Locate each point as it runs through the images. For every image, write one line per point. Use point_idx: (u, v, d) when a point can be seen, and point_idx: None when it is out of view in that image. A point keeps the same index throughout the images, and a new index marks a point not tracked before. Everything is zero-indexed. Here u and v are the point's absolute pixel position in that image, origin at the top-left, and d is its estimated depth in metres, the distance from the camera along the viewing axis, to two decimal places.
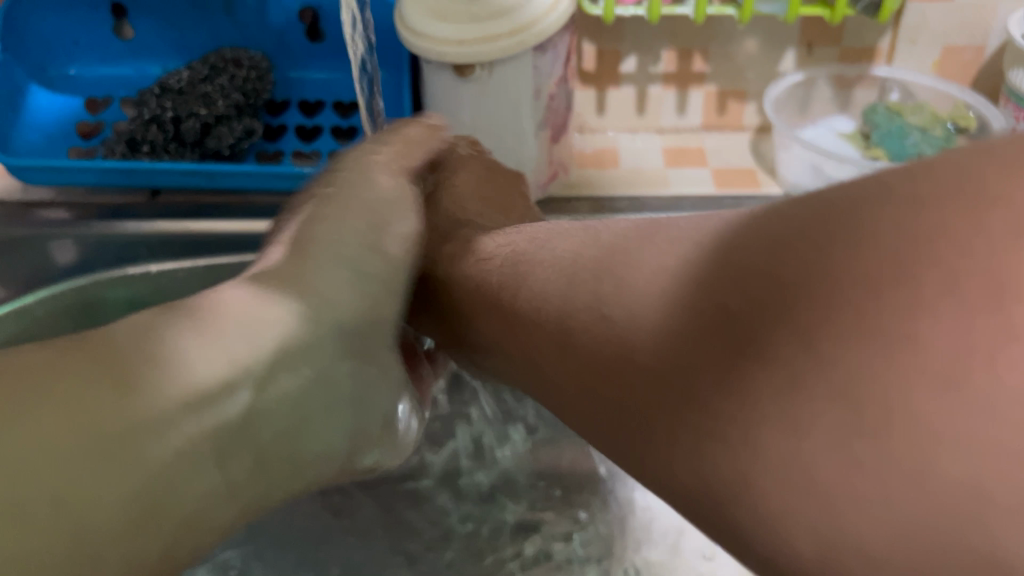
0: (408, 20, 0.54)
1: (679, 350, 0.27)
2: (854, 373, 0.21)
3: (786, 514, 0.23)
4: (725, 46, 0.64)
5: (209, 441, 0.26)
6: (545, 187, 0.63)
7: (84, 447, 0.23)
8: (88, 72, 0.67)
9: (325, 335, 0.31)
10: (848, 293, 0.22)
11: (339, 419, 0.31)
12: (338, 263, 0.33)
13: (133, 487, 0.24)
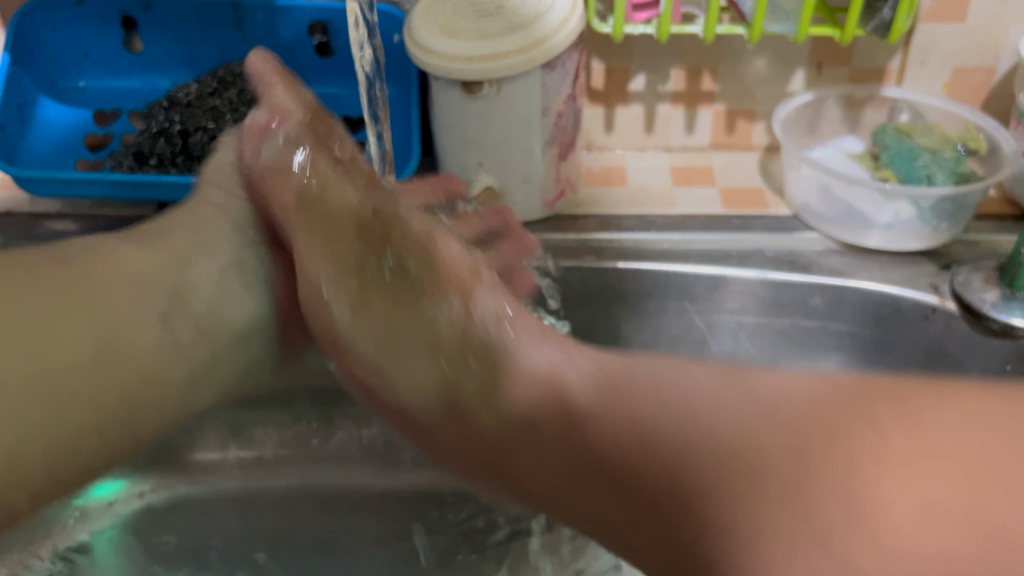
0: (417, 37, 0.54)
1: (731, 480, 0.30)
2: (839, 503, 0.27)
3: (717, 528, 0.29)
4: (734, 66, 0.64)
5: (116, 334, 0.48)
6: (553, 206, 0.62)
7: (95, 331, 0.47)
8: (96, 85, 0.67)
9: (126, 301, 0.49)
10: (871, 447, 0.28)
11: (123, 362, 0.48)
12: (113, 259, 0.50)
13: (103, 371, 0.47)
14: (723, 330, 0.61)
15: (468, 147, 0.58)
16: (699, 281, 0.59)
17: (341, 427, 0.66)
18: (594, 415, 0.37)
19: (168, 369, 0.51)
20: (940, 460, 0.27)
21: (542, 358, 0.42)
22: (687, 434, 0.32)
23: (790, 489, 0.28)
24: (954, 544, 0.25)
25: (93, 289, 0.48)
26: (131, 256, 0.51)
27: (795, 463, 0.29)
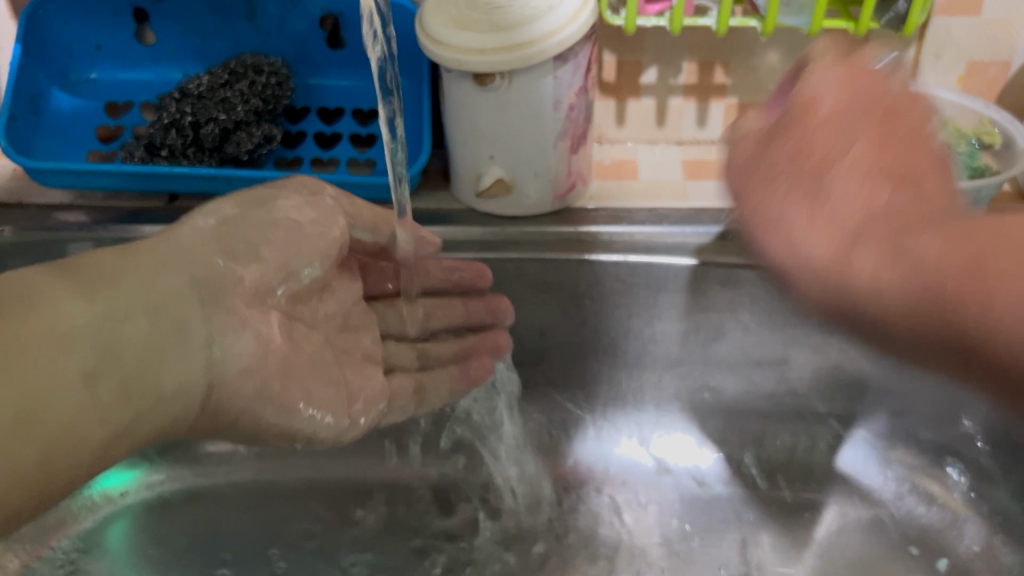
0: (429, 29, 0.54)
1: (868, 263, 0.32)
2: (849, 219, 0.34)
3: (851, 305, 0.33)
4: (747, 59, 0.64)
5: (43, 394, 0.38)
6: (564, 199, 0.61)
7: (14, 393, 0.37)
8: (108, 76, 0.67)
9: (54, 348, 0.39)
10: (845, 196, 0.34)
11: (38, 423, 0.37)
12: (54, 304, 0.40)
13: (32, 440, 0.37)
14: (734, 323, 0.60)
15: (479, 140, 0.58)
16: (711, 275, 0.58)
17: None
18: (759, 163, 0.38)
19: (91, 434, 0.39)
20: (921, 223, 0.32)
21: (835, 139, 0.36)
22: (845, 205, 0.34)
23: (902, 183, 0.35)
24: (932, 303, 0.30)
25: (10, 350, 0.37)
26: (63, 305, 0.40)
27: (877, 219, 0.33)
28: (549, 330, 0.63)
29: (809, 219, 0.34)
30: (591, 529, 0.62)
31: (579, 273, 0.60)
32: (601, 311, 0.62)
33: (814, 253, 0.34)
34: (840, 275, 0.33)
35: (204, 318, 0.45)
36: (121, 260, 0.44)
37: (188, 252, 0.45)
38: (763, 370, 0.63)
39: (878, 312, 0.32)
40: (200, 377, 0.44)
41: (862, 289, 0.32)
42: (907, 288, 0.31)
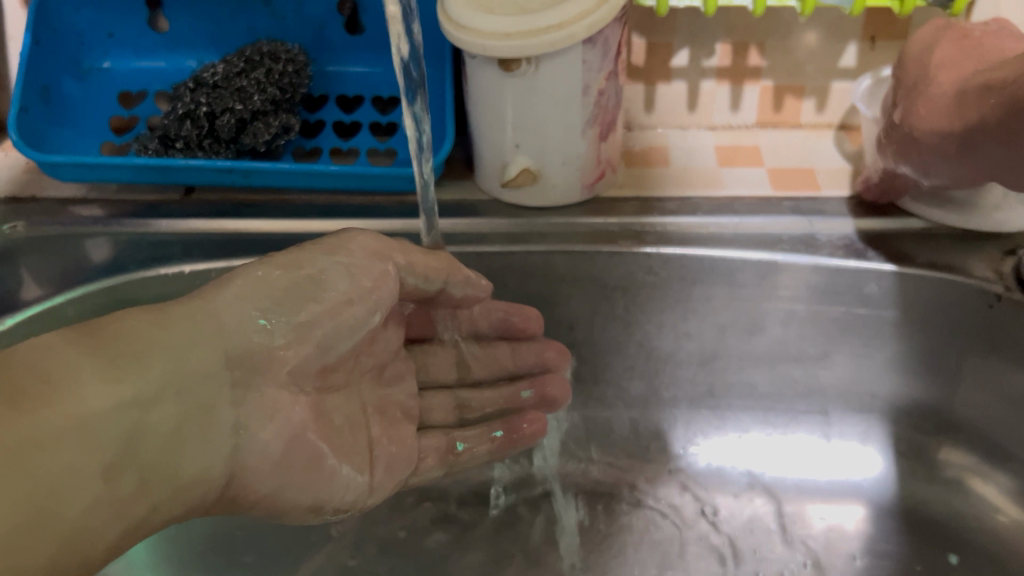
0: (451, 13, 0.52)
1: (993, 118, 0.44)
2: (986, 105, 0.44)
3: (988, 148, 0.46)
4: (784, 40, 0.61)
5: (67, 490, 0.35)
6: (592, 187, 0.59)
7: (31, 491, 0.34)
8: (121, 65, 0.65)
9: (85, 437, 0.36)
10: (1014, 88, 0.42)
11: (60, 515, 0.35)
12: (81, 381, 0.37)
13: (46, 542, 0.34)
14: (773, 317, 0.58)
15: (504, 129, 0.55)
16: (747, 267, 0.56)
17: None
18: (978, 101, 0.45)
19: (108, 530, 0.37)
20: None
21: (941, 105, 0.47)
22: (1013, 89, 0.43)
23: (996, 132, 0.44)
24: None
25: (38, 441, 0.35)
26: (89, 388, 0.37)
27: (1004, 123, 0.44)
28: (578, 325, 0.61)
29: (954, 110, 0.46)
30: (632, 533, 0.60)
31: (609, 266, 0.57)
32: (632, 304, 0.59)
33: (978, 130, 0.45)
34: (967, 127, 0.46)
35: (232, 403, 0.43)
36: (155, 329, 0.41)
37: (227, 326, 0.43)
38: (801, 366, 0.60)
39: (996, 154, 0.45)
40: (221, 465, 0.42)
41: (978, 134, 0.45)
42: (1015, 124, 0.43)
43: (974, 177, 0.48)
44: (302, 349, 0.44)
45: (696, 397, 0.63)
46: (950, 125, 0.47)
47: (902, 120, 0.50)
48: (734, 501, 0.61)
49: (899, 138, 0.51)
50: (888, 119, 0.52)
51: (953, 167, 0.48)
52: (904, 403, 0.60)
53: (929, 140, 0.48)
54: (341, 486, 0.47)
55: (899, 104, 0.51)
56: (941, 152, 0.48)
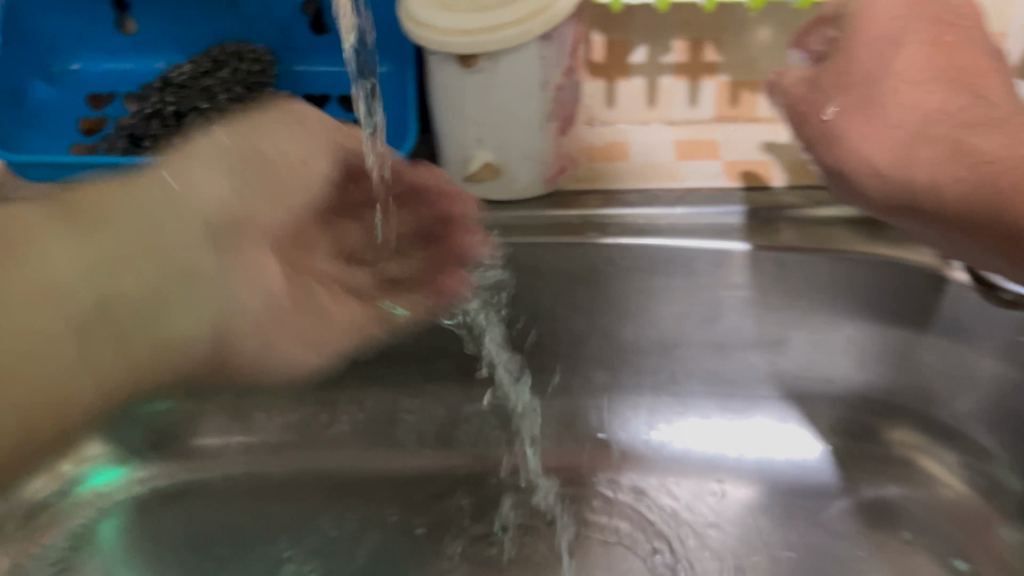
0: (411, 12, 0.53)
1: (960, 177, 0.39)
2: (929, 152, 0.40)
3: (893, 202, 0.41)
4: (738, 36, 0.63)
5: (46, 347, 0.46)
6: (554, 181, 0.61)
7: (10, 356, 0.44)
8: (90, 67, 0.66)
9: (59, 289, 0.47)
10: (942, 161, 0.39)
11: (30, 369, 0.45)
12: (56, 254, 0.47)
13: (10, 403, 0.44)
14: (729, 305, 0.59)
15: (466, 124, 0.57)
16: (703, 256, 0.57)
17: (343, 409, 0.66)
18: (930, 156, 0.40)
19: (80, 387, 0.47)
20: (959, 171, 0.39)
21: (885, 131, 0.41)
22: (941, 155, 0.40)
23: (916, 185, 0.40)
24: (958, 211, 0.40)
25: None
26: (48, 251, 0.47)
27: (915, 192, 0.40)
28: (541, 316, 0.61)
29: (912, 154, 0.40)
30: (598, 520, 0.61)
31: (571, 256, 0.58)
32: (595, 295, 0.60)
33: (931, 189, 0.40)
34: (915, 182, 0.40)
35: (216, 260, 0.50)
36: (124, 194, 0.50)
37: (192, 189, 0.50)
38: (759, 352, 0.62)
39: (924, 214, 0.41)
40: (202, 328, 0.50)
41: (924, 197, 0.40)
42: (967, 204, 0.39)
43: (878, 213, 0.43)
44: (279, 212, 0.50)
45: (659, 385, 0.64)
46: (901, 173, 0.40)
47: (856, 123, 0.42)
48: (696, 485, 0.62)
49: (835, 136, 0.43)
50: (819, 109, 0.43)
51: (867, 199, 0.43)
52: (859, 388, 0.61)
53: (875, 172, 0.41)
54: (343, 314, 0.50)
55: (848, 98, 0.42)
56: (868, 182, 0.42)
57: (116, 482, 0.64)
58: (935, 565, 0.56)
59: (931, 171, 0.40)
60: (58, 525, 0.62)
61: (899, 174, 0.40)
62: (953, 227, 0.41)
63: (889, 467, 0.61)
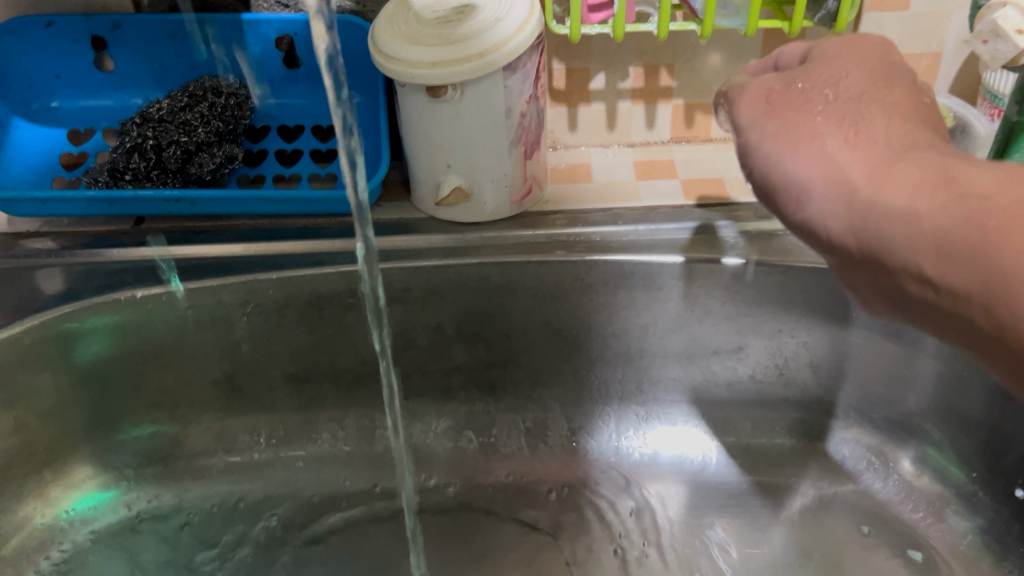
0: (381, 46, 0.56)
1: (935, 198, 0.31)
2: (908, 177, 0.32)
3: (846, 223, 0.34)
4: (690, 62, 0.67)
5: None
6: (521, 203, 0.64)
7: None
8: (69, 104, 0.68)
9: None
10: (914, 184, 0.32)
11: None
12: None
13: None
14: (690, 316, 0.62)
15: (436, 151, 0.60)
16: (664, 270, 0.60)
17: (324, 428, 0.68)
18: (913, 177, 0.32)
19: None
20: (935, 195, 0.31)
21: (865, 148, 0.34)
22: (917, 177, 0.32)
23: (875, 206, 0.33)
24: (941, 242, 0.30)
25: None
26: None
27: (876, 215, 0.33)
28: (513, 332, 0.64)
29: (888, 176, 0.33)
30: (573, 528, 0.63)
31: (540, 274, 0.61)
32: (564, 310, 0.63)
33: (895, 218, 0.32)
34: (882, 207, 0.32)
35: None
36: None
37: None
38: (721, 359, 0.64)
39: (878, 249, 0.33)
40: None
41: (895, 226, 0.32)
42: (946, 239, 0.30)
43: (827, 245, 0.35)
44: None
45: (627, 395, 0.67)
46: (868, 194, 0.33)
47: (836, 132, 0.36)
48: (665, 489, 0.65)
49: (809, 137, 0.36)
50: (778, 118, 0.38)
51: (819, 218, 0.35)
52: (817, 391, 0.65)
53: (840, 188, 0.34)
54: None
55: (826, 113, 0.37)
56: (825, 197, 0.34)
57: (105, 506, 0.64)
58: (894, 559, 0.59)
59: (907, 199, 0.32)
60: (46, 550, 0.62)
61: (862, 195, 0.33)
62: (934, 274, 0.31)
63: (847, 466, 0.64)
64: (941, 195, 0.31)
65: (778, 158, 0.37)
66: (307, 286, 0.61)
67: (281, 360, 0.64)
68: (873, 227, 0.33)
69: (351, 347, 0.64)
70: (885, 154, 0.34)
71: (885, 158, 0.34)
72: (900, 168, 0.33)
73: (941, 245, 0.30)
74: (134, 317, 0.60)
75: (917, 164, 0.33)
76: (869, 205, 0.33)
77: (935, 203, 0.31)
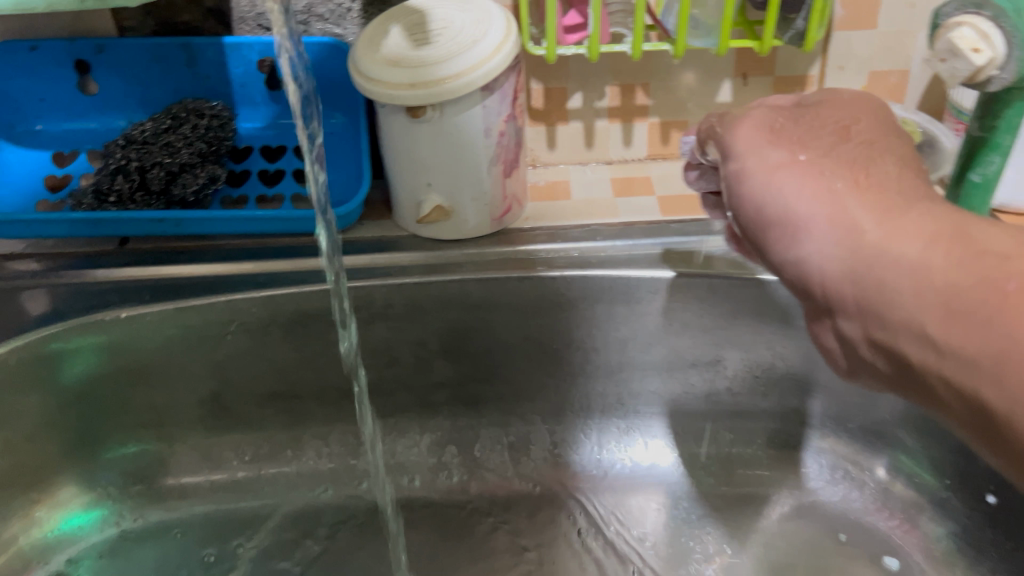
0: (361, 68, 0.58)
1: (949, 252, 0.31)
2: (919, 228, 0.32)
3: (846, 266, 0.33)
4: (665, 80, 0.68)
5: None
6: (500, 220, 0.65)
7: None
8: (53, 127, 0.69)
9: None
10: (922, 239, 0.32)
11: None
12: None
13: None
14: (667, 329, 0.64)
15: (417, 170, 0.61)
16: (641, 284, 0.62)
17: (309, 445, 0.69)
18: (929, 230, 0.32)
19: None
20: (947, 251, 0.31)
21: (875, 193, 0.34)
22: (930, 229, 0.32)
23: (882, 254, 0.32)
24: (947, 300, 0.30)
25: None
26: None
27: (882, 262, 0.32)
28: (494, 347, 0.65)
29: (897, 226, 0.32)
30: (557, 540, 0.64)
31: (520, 290, 0.62)
32: (544, 325, 0.64)
33: (903, 270, 0.31)
34: (891, 255, 0.32)
35: None
36: None
37: None
38: (699, 371, 0.66)
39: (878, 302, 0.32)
40: None
41: (902, 277, 0.32)
42: (957, 296, 0.30)
43: (817, 292, 0.34)
44: None
45: (608, 408, 0.68)
46: (877, 242, 0.32)
47: (844, 173, 0.35)
48: (646, 500, 0.66)
49: (817, 175, 0.35)
50: (783, 149, 0.37)
51: (816, 259, 0.34)
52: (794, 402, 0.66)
53: (847, 229, 0.33)
54: None
55: (835, 150, 0.37)
56: (827, 237, 0.34)
57: (89, 525, 0.65)
58: (870, 565, 0.60)
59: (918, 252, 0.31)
60: (31, 571, 0.62)
61: (870, 241, 0.33)
62: (936, 333, 0.30)
63: (824, 475, 0.65)
64: (951, 251, 0.31)
65: (783, 189, 0.36)
66: (291, 305, 0.61)
67: (265, 377, 0.65)
68: (875, 274, 0.32)
69: (335, 364, 0.65)
70: (897, 200, 0.34)
71: (894, 204, 0.33)
72: (914, 218, 0.33)
73: (946, 302, 0.30)
74: (120, 337, 0.60)
75: (931, 215, 0.33)
76: (875, 250, 0.32)
77: (944, 258, 0.31)
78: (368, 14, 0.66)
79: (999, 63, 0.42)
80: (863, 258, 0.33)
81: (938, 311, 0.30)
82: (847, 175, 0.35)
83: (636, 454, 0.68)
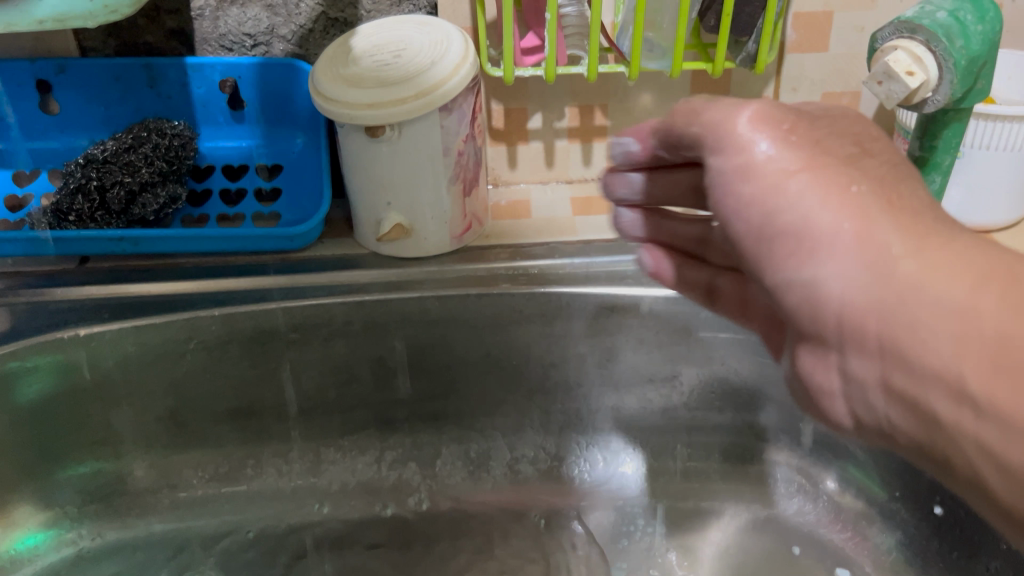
0: (321, 89, 0.58)
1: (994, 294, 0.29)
2: (957, 265, 0.30)
3: (869, 297, 0.32)
4: (623, 101, 0.70)
5: None
6: (461, 238, 0.66)
7: None
8: (12, 146, 0.69)
9: None
10: (961, 278, 0.30)
11: None
12: None
13: None
14: (624, 345, 0.65)
15: (376, 188, 0.62)
16: (599, 300, 0.63)
17: (270, 463, 0.68)
18: (975, 269, 0.30)
19: None
20: (995, 298, 0.29)
21: (904, 220, 0.32)
22: (972, 267, 0.30)
23: (912, 289, 0.31)
24: (988, 362, 0.29)
25: None
26: None
27: (910, 295, 0.31)
28: (455, 364, 0.66)
29: (933, 258, 0.31)
30: (517, 556, 0.64)
31: (479, 307, 0.63)
32: (504, 341, 0.65)
33: (942, 310, 0.30)
34: (929, 294, 0.30)
35: None
36: None
37: None
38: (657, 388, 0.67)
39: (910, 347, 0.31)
40: None
41: (936, 319, 0.30)
42: (1008, 354, 0.28)
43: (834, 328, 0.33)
44: None
45: (569, 424, 0.69)
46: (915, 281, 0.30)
47: (868, 188, 0.33)
48: (605, 515, 0.66)
49: (838, 188, 0.33)
50: (792, 152, 0.34)
51: (835, 284, 0.32)
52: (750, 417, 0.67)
53: (877, 256, 0.31)
54: None
55: (856, 163, 0.34)
56: (854, 261, 0.32)
57: (45, 544, 0.64)
58: None
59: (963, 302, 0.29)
60: None
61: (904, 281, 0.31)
62: (979, 390, 0.29)
63: (780, 488, 0.66)
64: (995, 297, 0.29)
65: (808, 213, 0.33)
66: (249, 322, 0.62)
67: (225, 395, 0.65)
68: (906, 310, 0.31)
69: (295, 381, 0.65)
70: (925, 230, 0.32)
71: (922, 233, 0.32)
72: (951, 252, 0.31)
73: (991, 357, 0.29)
74: (77, 356, 0.60)
75: (968, 249, 0.31)
76: (904, 282, 0.31)
77: (992, 305, 0.29)
78: (329, 36, 0.67)
79: (932, 86, 0.43)
80: (889, 292, 0.31)
81: (983, 369, 0.29)
82: (868, 193, 0.33)
83: (593, 476, 0.69)
